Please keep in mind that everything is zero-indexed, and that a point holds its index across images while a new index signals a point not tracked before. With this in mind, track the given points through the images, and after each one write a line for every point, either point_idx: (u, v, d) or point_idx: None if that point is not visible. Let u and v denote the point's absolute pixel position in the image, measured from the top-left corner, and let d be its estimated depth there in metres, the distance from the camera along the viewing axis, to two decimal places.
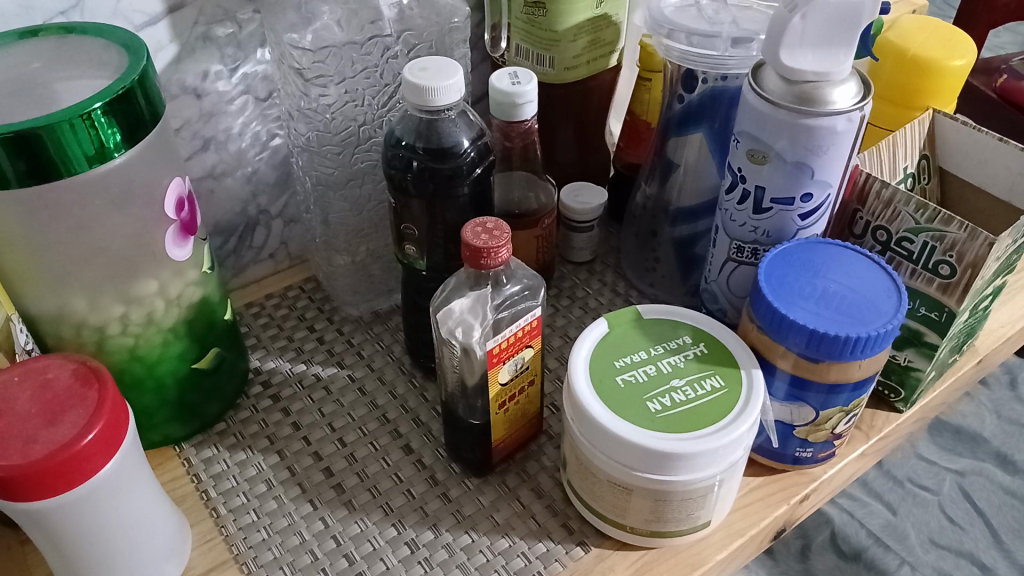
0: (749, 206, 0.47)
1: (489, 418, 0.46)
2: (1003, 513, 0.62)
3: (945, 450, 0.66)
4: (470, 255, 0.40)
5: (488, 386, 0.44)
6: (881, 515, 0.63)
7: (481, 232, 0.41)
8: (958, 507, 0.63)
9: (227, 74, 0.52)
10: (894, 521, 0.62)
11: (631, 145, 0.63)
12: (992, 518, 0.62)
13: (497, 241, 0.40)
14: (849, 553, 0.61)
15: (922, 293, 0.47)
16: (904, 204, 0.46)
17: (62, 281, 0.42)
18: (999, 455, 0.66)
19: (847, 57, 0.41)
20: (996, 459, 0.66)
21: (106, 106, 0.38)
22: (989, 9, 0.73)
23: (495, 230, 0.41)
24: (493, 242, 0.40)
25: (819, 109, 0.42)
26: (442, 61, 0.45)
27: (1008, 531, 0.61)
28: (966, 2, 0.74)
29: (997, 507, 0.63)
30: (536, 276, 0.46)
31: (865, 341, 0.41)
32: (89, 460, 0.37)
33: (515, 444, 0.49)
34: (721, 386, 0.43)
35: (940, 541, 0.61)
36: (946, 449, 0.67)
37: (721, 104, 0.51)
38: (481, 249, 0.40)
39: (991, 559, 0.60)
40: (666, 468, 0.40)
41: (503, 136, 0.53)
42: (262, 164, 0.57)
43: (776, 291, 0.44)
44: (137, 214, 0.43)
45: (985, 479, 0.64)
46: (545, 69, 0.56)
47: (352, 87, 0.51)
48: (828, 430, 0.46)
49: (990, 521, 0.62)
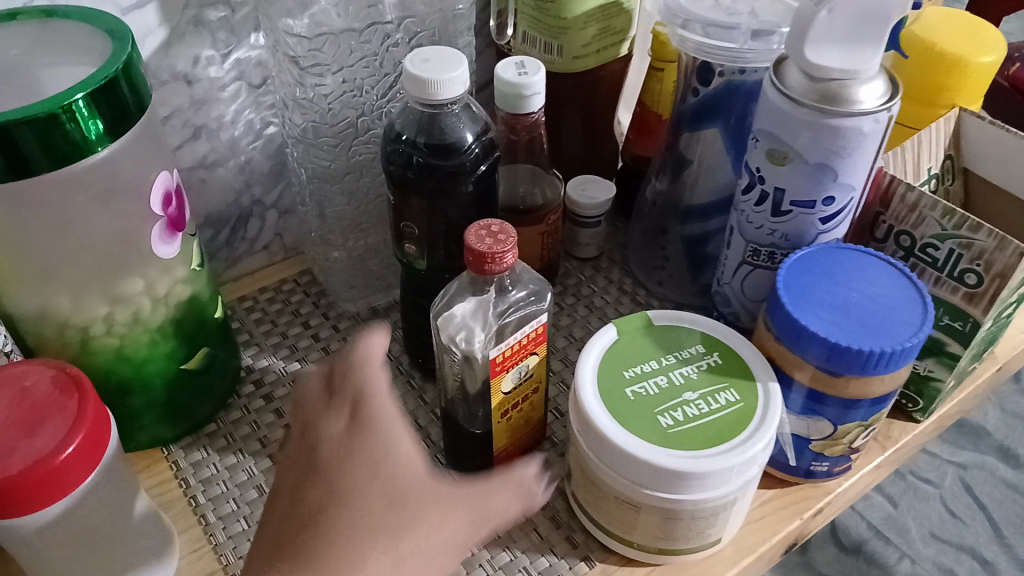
0: (767, 208, 0.45)
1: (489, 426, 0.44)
2: (1003, 508, 0.72)
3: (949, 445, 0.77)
4: (475, 261, 0.38)
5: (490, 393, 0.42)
6: (882, 509, 0.74)
7: (485, 235, 0.39)
8: (959, 502, 0.73)
9: (219, 59, 0.49)
10: (894, 514, 0.73)
11: (639, 137, 0.60)
12: (994, 513, 0.72)
13: (504, 245, 0.38)
14: (850, 546, 0.72)
15: (945, 301, 0.45)
16: (930, 209, 0.45)
17: (44, 281, 0.40)
18: (1001, 447, 0.76)
19: (875, 55, 0.39)
20: (999, 453, 0.76)
21: (88, 96, 0.36)
22: None
23: (499, 233, 0.39)
24: (499, 245, 0.38)
25: (845, 109, 0.40)
26: (445, 52, 0.42)
27: (1008, 525, 0.71)
28: None
29: (999, 501, 0.72)
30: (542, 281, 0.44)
31: (888, 356, 0.39)
32: (66, 474, 0.35)
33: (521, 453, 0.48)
34: (736, 399, 0.41)
35: (940, 535, 0.71)
36: None
37: (738, 99, 0.49)
38: (487, 255, 0.38)
39: (992, 555, 0.70)
40: (675, 486, 0.38)
41: (509, 129, 0.51)
42: (256, 153, 0.55)
43: (795, 299, 0.42)
44: (123, 209, 0.41)
45: (987, 473, 0.75)
46: (552, 57, 0.53)
47: (350, 76, 0.49)
48: (845, 444, 0.44)
49: (991, 513, 0.72)
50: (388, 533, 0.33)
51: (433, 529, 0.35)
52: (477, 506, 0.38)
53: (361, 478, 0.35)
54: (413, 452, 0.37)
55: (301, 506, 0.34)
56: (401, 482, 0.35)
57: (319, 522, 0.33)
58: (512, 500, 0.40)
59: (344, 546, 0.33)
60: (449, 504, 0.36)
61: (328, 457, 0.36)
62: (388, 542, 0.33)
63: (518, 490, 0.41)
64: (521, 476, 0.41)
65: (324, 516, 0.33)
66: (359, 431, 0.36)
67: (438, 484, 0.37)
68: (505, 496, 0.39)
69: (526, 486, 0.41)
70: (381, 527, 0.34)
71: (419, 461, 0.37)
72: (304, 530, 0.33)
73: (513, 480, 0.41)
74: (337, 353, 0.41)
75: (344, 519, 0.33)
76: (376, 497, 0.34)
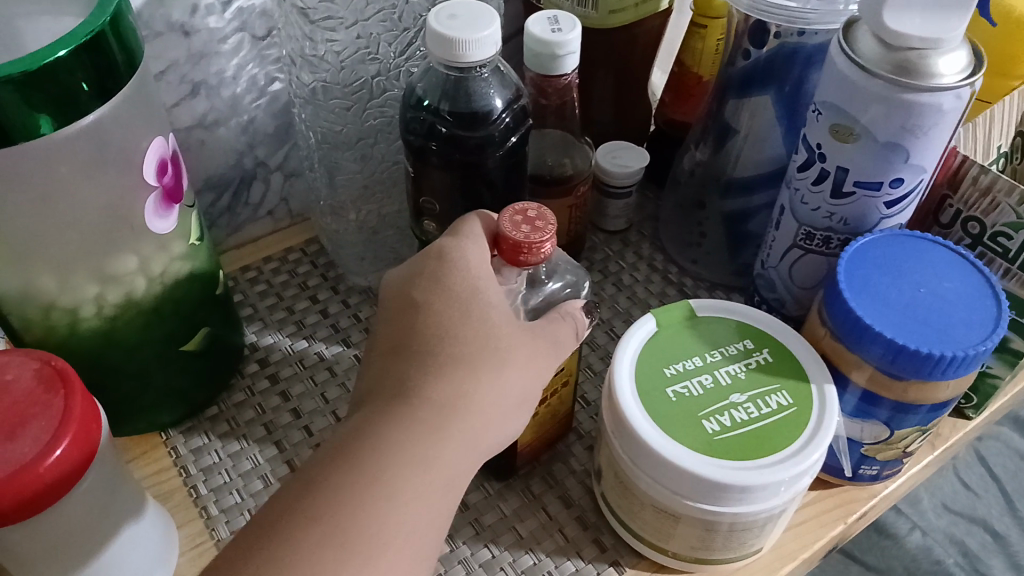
0: (826, 189, 0.41)
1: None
2: (1015, 479, 0.74)
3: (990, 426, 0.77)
4: (510, 250, 0.34)
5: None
6: None
7: (522, 221, 0.35)
8: (974, 473, 0.74)
9: (219, 8, 0.44)
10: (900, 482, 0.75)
11: (676, 101, 0.55)
12: (1006, 484, 0.73)
13: (543, 233, 0.34)
14: None
15: (1016, 298, 0.41)
16: (1005, 194, 0.40)
17: (23, 261, 0.36)
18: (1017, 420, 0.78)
19: (962, 22, 0.34)
20: (1014, 424, 0.78)
21: (72, 54, 0.31)
22: None
23: (538, 220, 0.35)
24: (538, 232, 0.34)
25: (924, 83, 0.35)
26: (473, 7, 0.38)
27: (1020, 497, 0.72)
28: None
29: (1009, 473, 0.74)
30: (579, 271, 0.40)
31: (958, 362, 0.35)
32: (52, 481, 0.32)
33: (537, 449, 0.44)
34: (788, 403, 0.38)
35: (952, 506, 0.72)
36: None
37: (795, 65, 0.44)
38: (524, 244, 0.34)
39: (1003, 527, 0.71)
40: (720, 499, 0.35)
41: (538, 92, 0.46)
42: (260, 111, 0.50)
43: (856, 293, 0.38)
44: (112, 181, 0.37)
45: (1003, 443, 0.76)
46: (586, 11, 0.49)
47: (366, 32, 0.44)
48: (900, 449, 0.41)
49: (1004, 485, 0.73)
50: (482, 399, 0.33)
51: (523, 369, 0.35)
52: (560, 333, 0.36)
53: (468, 318, 0.34)
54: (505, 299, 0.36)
55: (412, 341, 0.34)
56: (501, 325, 0.35)
57: (435, 368, 0.33)
58: (567, 337, 0.36)
59: (448, 402, 0.32)
60: (534, 343, 0.35)
61: (438, 302, 0.35)
62: (481, 402, 0.33)
63: (573, 329, 0.37)
64: (573, 309, 0.37)
65: (445, 364, 0.33)
66: (451, 278, 0.35)
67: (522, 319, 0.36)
68: (564, 328, 0.36)
69: (580, 320, 0.37)
70: (481, 374, 0.33)
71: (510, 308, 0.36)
72: (414, 370, 0.33)
73: (570, 312, 0.37)
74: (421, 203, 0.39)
75: (455, 367, 0.33)
76: (477, 339, 0.34)
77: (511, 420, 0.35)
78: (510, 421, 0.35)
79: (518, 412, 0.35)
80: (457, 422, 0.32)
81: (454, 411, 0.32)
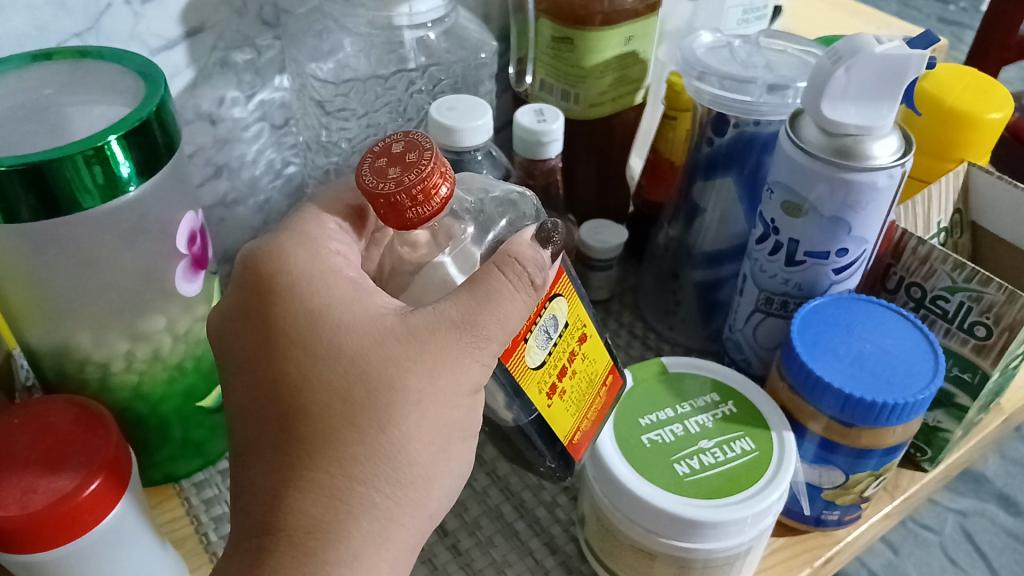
0: (781, 258, 0.46)
1: (538, 416, 0.37)
2: (1004, 555, 0.60)
3: (948, 489, 0.64)
4: (388, 211, 0.32)
5: (520, 380, 0.36)
6: (882, 555, 0.62)
7: (390, 170, 0.33)
8: (959, 549, 0.61)
9: (244, 100, 0.50)
10: (895, 561, 0.61)
11: (653, 183, 0.61)
12: (994, 561, 0.60)
13: (413, 178, 0.32)
14: None
15: (955, 353, 0.46)
16: (940, 262, 0.46)
17: (66, 317, 0.40)
18: None
19: (890, 111, 0.39)
20: (998, 499, 0.64)
21: (122, 138, 0.36)
22: (1003, 45, 0.70)
23: (408, 153, 0.33)
24: (409, 177, 0.32)
25: (859, 164, 0.40)
26: (470, 102, 0.47)
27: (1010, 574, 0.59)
28: (978, 38, 0.71)
29: (999, 549, 0.61)
30: (530, 198, 0.39)
31: (898, 409, 0.39)
32: (88, 512, 0.36)
33: (540, 471, 0.43)
34: (751, 448, 0.42)
35: None
36: (950, 488, 0.65)
37: (752, 150, 0.50)
38: (397, 198, 0.31)
39: None
40: (691, 535, 0.39)
41: (526, 174, 0.52)
42: (275, 191, 0.56)
43: (810, 348, 0.42)
44: (147, 249, 0.41)
45: (988, 520, 0.63)
46: (570, 105, 0.55)
47: (374, 121, 0.56)
48: (856, 494, 0.45)
49: (992, 563, 0.60)
50: (372, 463, 0.32)
51: (425, 396, 0.33)
52: (467, 318, 0.33)
53: (319, 374, 0.33)
54: (374, 316, 0.33)
55: (273, 427, 0.33)
56: (368, 362, 0.32)
57: (302, 458, 0.32)
58: (514, 304, 0.33)
59: (328, 495, 0.31)
60: (431, 343, 0.32)
61: (286, 369, 0.33)
62: (369, 469, 0.32)
63: (517, 279, 0.33)
64: (515, 252, 0.33)
65: (312, 448, 0.32)
66: (294, 339, 0.33)
67: (410, 323, 0.33)
68: (507, 293, 0.33)
69: (529, 260, 0.34)
70: (359, 439, 0.32)
71: (387, 317, 0.33)
72: (282, 472, 0.32)
73: (508, 259, 0.33)
74: (243, 249, 0.37)
75: (324, 448, 0.32)
76: (339, 396, 0.32)
77: (441, 461, 0.34)
78: (440, 461, 0.34)
79: (445, 448, 0.34)
80: (348, 509, 0.31)
81: (333, 509, 0.31)
